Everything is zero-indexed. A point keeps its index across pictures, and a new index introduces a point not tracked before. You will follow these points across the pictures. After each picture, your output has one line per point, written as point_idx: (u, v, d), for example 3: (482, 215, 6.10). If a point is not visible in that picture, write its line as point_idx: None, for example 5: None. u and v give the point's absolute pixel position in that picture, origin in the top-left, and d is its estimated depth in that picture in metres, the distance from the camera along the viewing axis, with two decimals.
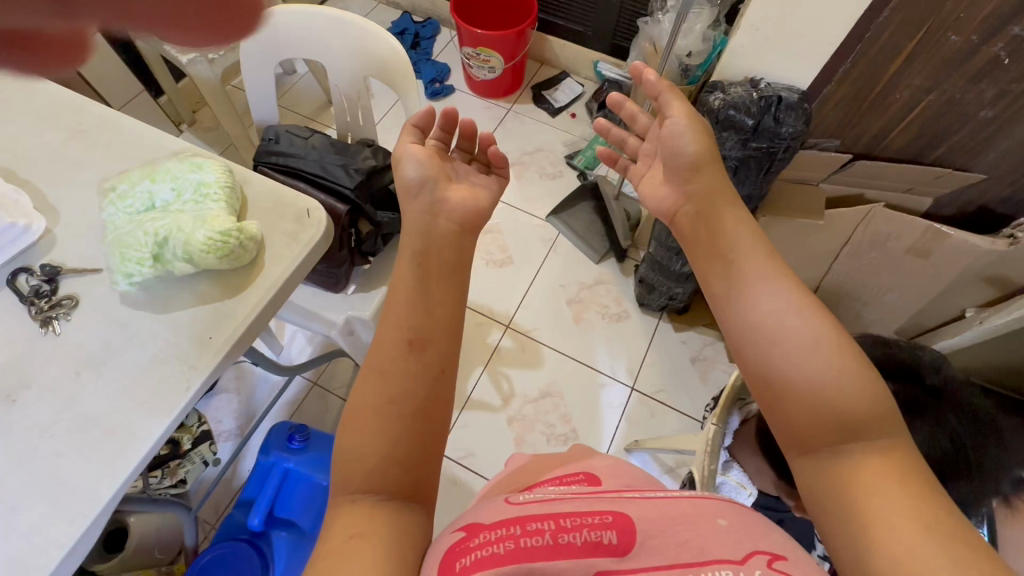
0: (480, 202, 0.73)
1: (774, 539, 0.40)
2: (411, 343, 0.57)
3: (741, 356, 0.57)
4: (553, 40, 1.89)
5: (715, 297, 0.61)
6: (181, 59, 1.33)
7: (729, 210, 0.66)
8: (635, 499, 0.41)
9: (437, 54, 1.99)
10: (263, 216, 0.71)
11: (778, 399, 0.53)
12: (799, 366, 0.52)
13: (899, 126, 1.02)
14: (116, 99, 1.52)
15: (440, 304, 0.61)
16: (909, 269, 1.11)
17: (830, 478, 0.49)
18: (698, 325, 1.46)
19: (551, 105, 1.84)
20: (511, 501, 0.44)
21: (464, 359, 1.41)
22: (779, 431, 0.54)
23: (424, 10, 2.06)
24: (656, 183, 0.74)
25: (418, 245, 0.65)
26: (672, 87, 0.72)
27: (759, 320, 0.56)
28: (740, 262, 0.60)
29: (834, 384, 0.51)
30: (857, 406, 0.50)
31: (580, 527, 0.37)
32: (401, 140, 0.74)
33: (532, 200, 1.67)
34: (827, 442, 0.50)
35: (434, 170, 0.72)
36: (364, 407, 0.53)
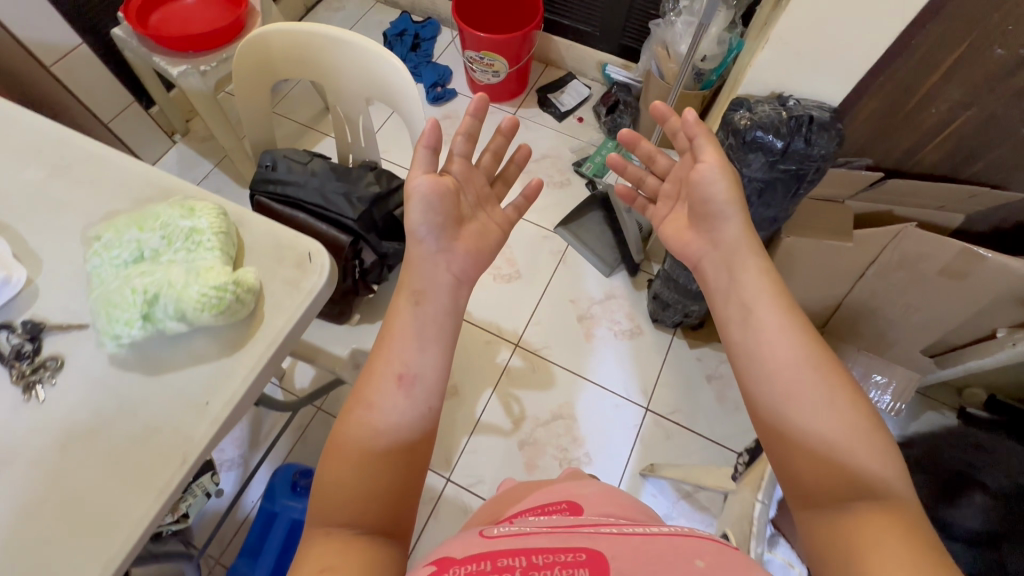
0: (483, 248, 0.73)
1: None
2: (400, 378, 0.58)
3: (754, 406, 0.56)
4: (559, 41, 1.82)
5: (733, 344, 0.60)
6: (172, 71, 1.28)
7: (748, 259, 0.64)
8: (611, 538, 0.43)
9: (438, 56, 1.92)
10: (261, 262, 0.66)
11: (787, 448, 0.52)
12: (810, 421, 0.52)
13: (933, 141, 0.96)
14: (104, 111, 1.45)
15: (434, 346, 0.62)
16: (940, 290, 1.05)
17: (833, 531, 0.47)
18: (713, 341, 1.42)
19: (558, 109, 1.78)
20: (485, 534, 0.45)
21: (473, 380, 1.37)
22: (787, 482, 0.53)
23: (424, 10, 1.99)
24: (681, 228, 0.72)
25: (415, 287, 0.66)
26: (708, 129, 0.69)
27: (773, 370, 0.55)
28: (758, 310, 0.59)
29: (845, 439, 0.50)
30: (870, 464, 0.49)
31: (553, 564, 0.39)
32: (414, 170, 0.70)
33: (539, 211, 1.61)
34: (832, 496, 0.49)
35: (445, 211, 0.69)
36: (349, 437, 0.55)
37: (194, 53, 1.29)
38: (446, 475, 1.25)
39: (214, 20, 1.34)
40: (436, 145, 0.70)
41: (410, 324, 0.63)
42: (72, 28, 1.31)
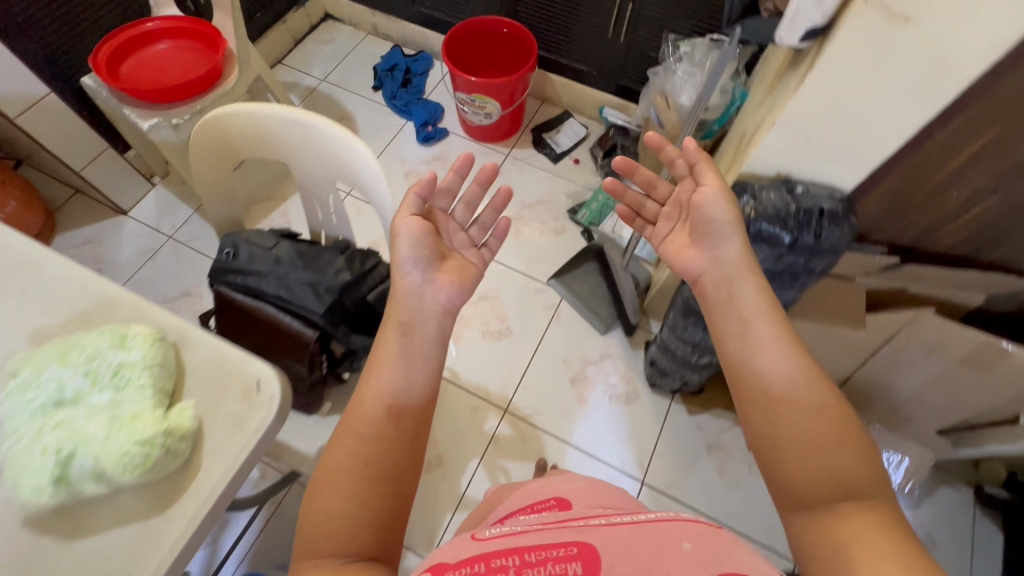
0: (467, 280, 0.75)
1: (739, 559, 0.46)
2: (389, 408, 0.62)
3: (748, 417, 0.64)
4: (555, 79, 1.75)
5: (730, 357, 0.68)
6: (142, 125, 1.22)
7: (744, 277, 0.73)
8: (602, 528, 0.48)
9: (430, 92, 1.85)
10: (202, 393, 0.59)
11: (777, 450, 0.60)
12: (796, 428, 0.60)
13: (953, 223, 0.89)
14: (76, 160, 1.39)
15: (422, 376, 0.65)
16: (959, 377, 0.97)
17: (822, 525, 0.54)
18: (714, 408, 1.34)
19: (553, 150, 1.72)
20: (475, 535, 0.50)
21: (459, 449, 1.29)
22: (777, 482, 0.60)
23: (416, 43, 1.93)
24: (683, 246, 0.81)
25: (402, 318, 0.69)
26: (708, 157, 0.81)
27: (768, 381, 0.64)
28: (755, 327, 0.68)
29: (831, 443, 0.58)
30: (850, 465, 0.57)
31: (546, 561, 0.44)
32: (400, 214, 0.74)
33: (532, 261, 1.54)
34: (821, 494, 0.56)
35: (432, 247, 0.73)
36: (342, 465, 0.57)
37: (164, 104, 1.22)
38: (426, 557, 1.17)
39: (191, 69, 1.28)
40: (431, 193, 0.77)
41: (396, 354, 0.66)
42: (41, 78, 1.26)
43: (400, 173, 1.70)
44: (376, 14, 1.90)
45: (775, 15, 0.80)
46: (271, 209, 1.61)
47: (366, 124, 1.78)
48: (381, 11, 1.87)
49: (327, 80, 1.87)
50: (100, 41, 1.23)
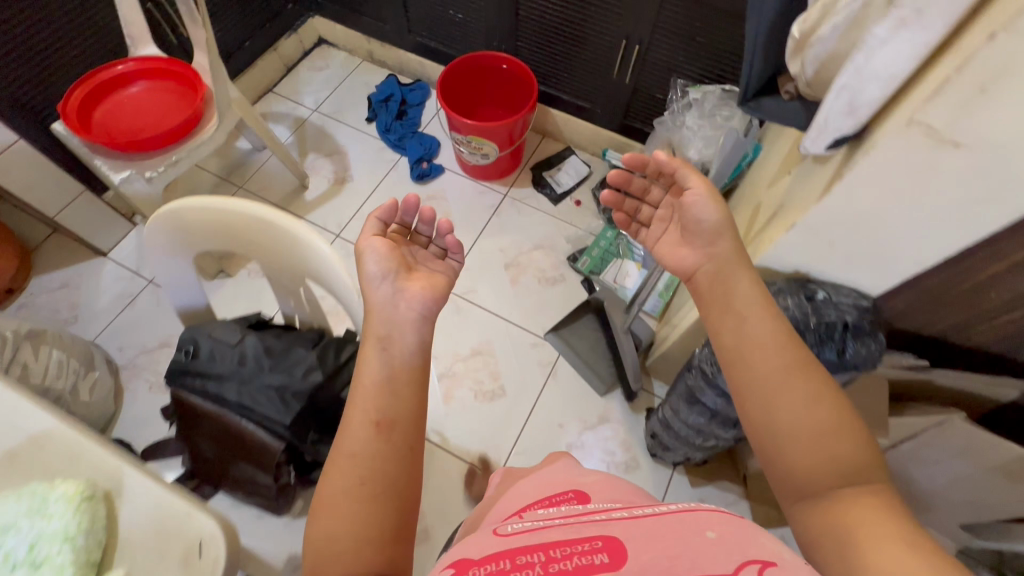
0: (440, 287, 0.69)
1: (762, 544, 0.41)
2: (378, 424, 0.57)
3: (745, 409, 0.62)
4: (557, 114, 1.67)
5: (727, 351, 0.64)
6: (113, 176, 1.14)
7: (737, 275, 0.68)
8: (622, 522, 0.43)
9: (426, 124, 1.78)
10: (134, 557, 0.52)
11: (778, 444, 0.59)
12: (794, 418, 0.58)
13: (989, 322, 0.80)
14: (49, 205, 1.32)
15: (406, 392, 0.60)
16: (990, 482, 0.89)
17: (829, 517, 0.53)
18: (718, 481, 1.26)
19: (554, 190, 1.64)
20: (497, 533, 0.46)
21: (447, 522, 1.22)
22: (777, 474, 0.59)
23: (413, 71, 1.85)
24: (674, 247, 0.76)
25: (380, 332, 0.63)
26: (687, 161, 0.75)
27: (763, 374, 0.61)
28: (750, 320, 0.64)
29: (828, 434, 0.57)
30: (848, 452, 0.57)
31: (571, 555, 0.39)
32: (365, 233, 0.71)
33: (528, 313, 1.47)
34: (823, 485, 0.55)
35: (395, 260, 0.68)
36: (340, 487, 0.54)
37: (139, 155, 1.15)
38: None
39: (170, 115, 1.22)
40: (395, 216, 0.73)
41: (379, 371, 0.60)
42: (9, 123, 1.19)
43: None
44: (371, 41, 1.83)
45: (794, 99, 0.73)
46: None
47: (358, 159, 1.70)
48: (376, 38, 1.80)
49: (319, 110, 1.80)
50: (71, 86, 1.17)
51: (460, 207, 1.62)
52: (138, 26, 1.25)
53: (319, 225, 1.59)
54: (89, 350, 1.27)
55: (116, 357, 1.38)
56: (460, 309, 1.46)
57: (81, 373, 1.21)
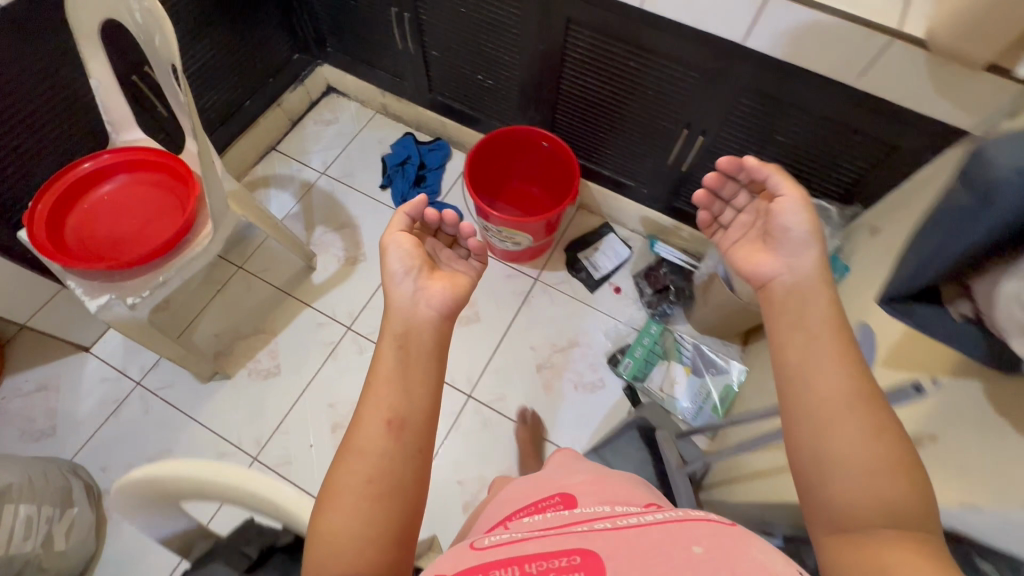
0: (460, 287, 0.73)
1: (753, 557, 0.42)
2: (389, 423, 0.60)
3: (794, 430, 0.58)
4: (595, 188, 1.49)
5: (788, 368, 0.60)
6: (90, 304, 0.96)
7: (812, 293, 0.64)
8: (603, 534, 0.46)
9: (446, 191, 1.60)
10: None
11: (824, 472, 0.54)
12: (846, 448, 0.54)
13: None
14: (20, 312, 1.15)
15: (417, 387, 0.64)
16: None
17: (865, 554, 0.49)
18: None
19: (591, 275, 1.46)
20: (475, 544, 0.49)
21: None
22: (817, 503, 0.55)
23: (432, 128, 1.66)
24: (753, 252, 0.71)
25: (398, 329, 0.67)
26: (779, 166, 0.70)
27: (820, 397, 0.57)
28: (816, 337, 0.60)
29: (878, 469, 0.52)
30: (902, 492, 0.51)
31: (547, 572, 0.43)
32: (390, 229, 0.76)
33: (564, 426, 1.30)
34: (863, 521, 0.51)
35: (418, 259, 0.72)
36: (350, 482, 0.57)
37: (121, 276, 0.98)
38: None
39: (159, 221, 1.05)
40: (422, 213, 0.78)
41: (393, 368, 0.64)
42: None
43: None
44: (386, 94, 1.64)
45: (969, 324, 0.55)
46: (257, 348, 1.36)
47: (371, 233, 1.52)
48: (392, 93, 1.61)
49: (328, 173, 1.61)
50: (35, 199, 0.99)
51: (486, 295, 1.45)
52: (120, 111, 1.07)
53: (328, 315, 1.41)
54: (67, 484, 1.10)
55: (99, 479, 1.22)
56: (488, 422, 1.30)
57: (57, 516, 1.05)
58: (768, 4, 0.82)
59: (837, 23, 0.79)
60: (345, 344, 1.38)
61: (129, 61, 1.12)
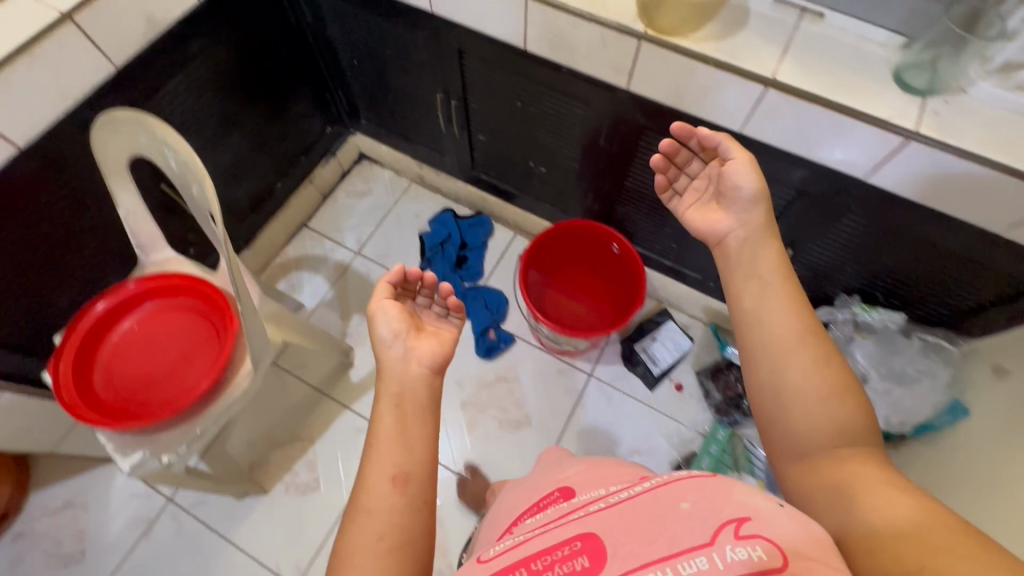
0: (451, 345, 0.67)
1: (736, 501, 0.48)
2: (394, 479, 0.55)
3: (754, 369, 0.61)
4: (653, 274, 1.38)
5: (744, 313, 0.63)
6: (122, 463, 0.87)
7: (763, 244, 0.66)
8: (595, 517, 0.52)
9: (489, 273, 1.49)
10: None
11: (785, 406, 0.58)
12: (804, 382, 0.57)
13: None
14: (44, 443, 1.06)
15: (419, 445, 0.58)
16: None
17: (828, 474, 0.54)
18: None
19: (651, 370, 1.34)
20: (483, 557, 0.54)
21: None
22: (780, 436, 0.59)
23: (471, 201, 1.55)
24: (708, 216, 0.71)
25: (393, 389, 0.61)
26: (729, 132, 0.69)
27: (776, 335, 0.60)
28: (769, 280, 0.63)
29: (831, 396, 0.57)
30: (850, 413, 0.56)
31: (553, 564, 0.48)
32: (376, 294, 0.68)
33: None
34: (825, 445, 0.56)
35: (404, 321, 0.66)
36: (361, 545, 0.52)
37: (155, 428, 0.89)
38: None
39: (192, 356, 0.96)
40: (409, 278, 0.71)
41: (392, 430, 0.58)
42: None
43: (456, 402, 1.34)
44: (423, 166, 1.53)
45: None
46: (294, 458, 1.27)
47: None
48: (429, 165, 1.50)
49: (362, 253, 1.51)
50: (54, 356, 0.90)
51: (537, 393, 1.35)
52: (149, 234, 0.97)
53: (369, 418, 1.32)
54: None
55: None
56: None
57: None
58: (905, 146, 0.69)
59: (992, 176, 0.67)
60: None
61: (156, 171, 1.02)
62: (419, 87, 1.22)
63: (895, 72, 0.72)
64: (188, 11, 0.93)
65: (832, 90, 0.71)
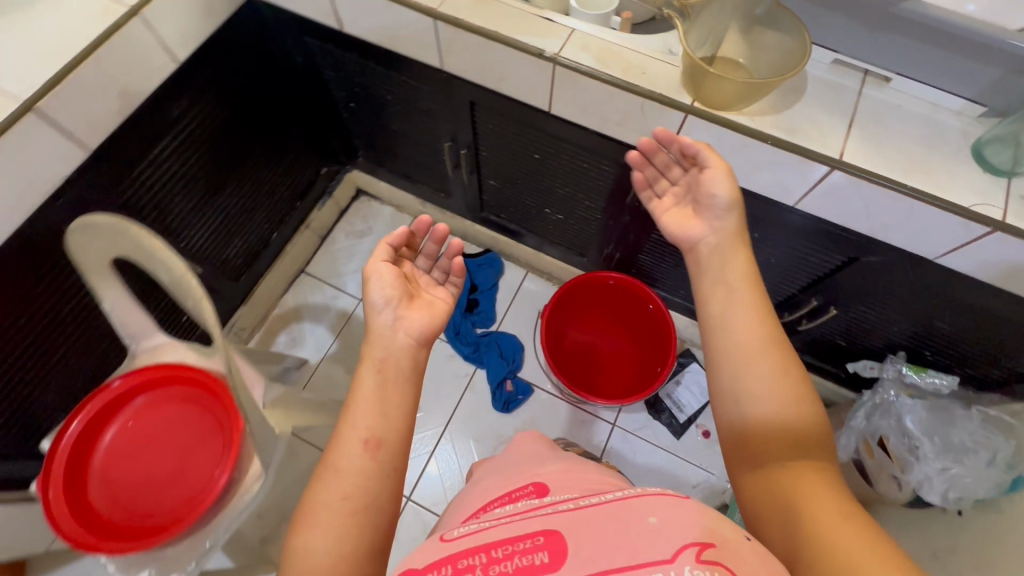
0: (442, 318, 0.63)
1: (705, 524, 0.43)
2: (367, 443, 0.52)
3: (715, 376, 0.56)
4: (677, 316, 1.31)
5: (710, 318, 0.58)
6: None
7: (734, 253, 0.61)
8: (559, 514, 0.47)
9: (501, 317, 1.41)
10: None
11: (744, 415, 0.54)
12: (764, 391, 0.53)
13: None
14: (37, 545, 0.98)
15: (398, 412, 0.55)
16: None
17: (778, 489, 0.50)
18: None
19: (677, 419, 1.30)
20: (444, 537, 0.49)
21: None
22: (736, 445, 0.55)
23: (480, 240, 1.47)
24: (682, 219, 0.66)
25: (378, 355, 0.58)
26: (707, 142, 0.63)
27: (738, 342, 0.55)
28: (737, 286, 0.59)
29: (787, 405, 0.53)
30: (806, 428, 0.52)
31: (512, 555, 0.44)
32: (373, 257, 0.64)
33: None
34: (778, 458, 0.51)
35: (400, 288, 0.62)
36: (326, 501, 0.50)
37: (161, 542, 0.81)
38: None
39: (193, 452, 0.88)
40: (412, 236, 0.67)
41: (373, 393, 0.55)
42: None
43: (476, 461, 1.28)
44: (427, 205, 1.44)
45: None
46: None
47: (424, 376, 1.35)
48: (434, 204, 1.41)
49: None
50: (39, 483, 0.81)
51: None
52: (139, 322, 0.88)
53: None
54: None
55: None
56: None
57: None
58: (989, 236, 0.63)
59: None
60: (406, 520, 1.22)
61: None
62: (423, 132, 1.12)
63: (975, 146, 0.64)
64: (169, 75, 0.83)
65: (906, 172, 0.64)
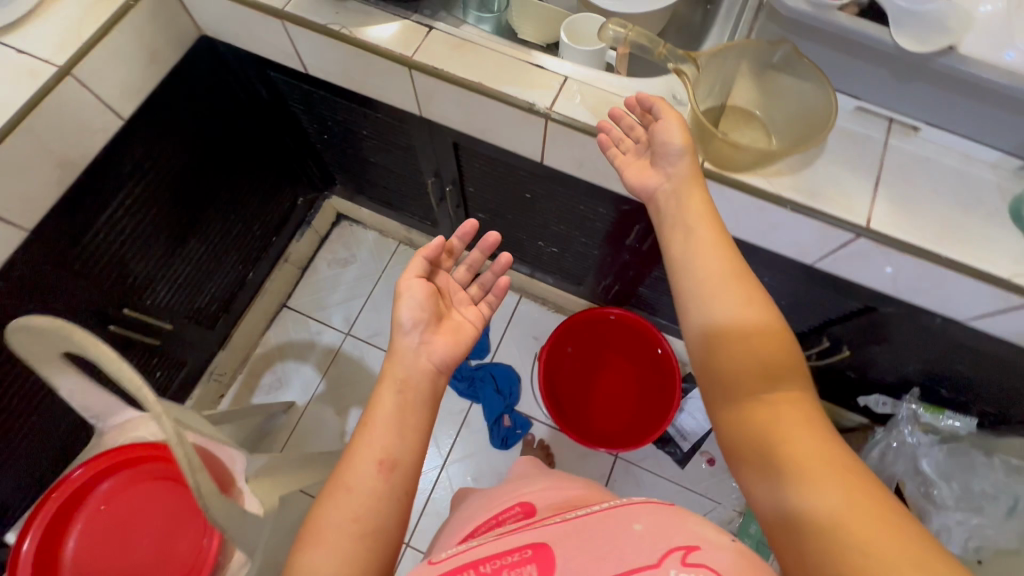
0: (468, 343, 0.58)
1: (692, 527, 0.41)
2: (381, 464, 0.48)
3: (682, 315, 0.51)
4: (678, 343, 1.26)
5: (671, 263, 0.53)
6: None
7: (691, 193, 0.55)
8: (553, 528, 0.44)
9: (495, 346, 1.35)
10: None
11: (711, 353, 0.48)
12: (728, 323, 0.48)
13: None
14: None
15: (415, 435, 0.50)
16: None
17: (751, 424, 0.44)
18: None
19: (680, 448, 1.25)
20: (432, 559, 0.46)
21: None
22: (708, 387, 0.49)
23: None
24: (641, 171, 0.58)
25: (399, 373, 0.53)
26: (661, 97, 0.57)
27: (698, 275, 0.50)
28: (693, 222, 0.53)
29: (755, 334, 0.47)
30: (777, 356, 0.46)
31: (501, 570, 0.41)
32: (409, 269, 0.59)
33: None
34: (749, 391, 0.45)
35: (431, 308, 0.56)
36: (333, 523, 0.45)
37: None
38: None
39: (173, 526, 0.82)
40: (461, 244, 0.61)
41: (388, 419, 0.50)
42: None
43: None
44: (413, 230, 1.36)
45: None
46: None
47: None
48: (419, 231, 1.33)
49: (353, 333, 1.36)
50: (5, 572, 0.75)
51: None
52: (102, 403, 0.81)
53: None
54: None
55: None
56: None
57: None
58: None
59: None
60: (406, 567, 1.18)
61: (113, 301, 0.88)
62: (403, 165, 1.04)
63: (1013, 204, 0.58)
64: (115, 135, 0.75)
65: (938, 238, 0.57)
